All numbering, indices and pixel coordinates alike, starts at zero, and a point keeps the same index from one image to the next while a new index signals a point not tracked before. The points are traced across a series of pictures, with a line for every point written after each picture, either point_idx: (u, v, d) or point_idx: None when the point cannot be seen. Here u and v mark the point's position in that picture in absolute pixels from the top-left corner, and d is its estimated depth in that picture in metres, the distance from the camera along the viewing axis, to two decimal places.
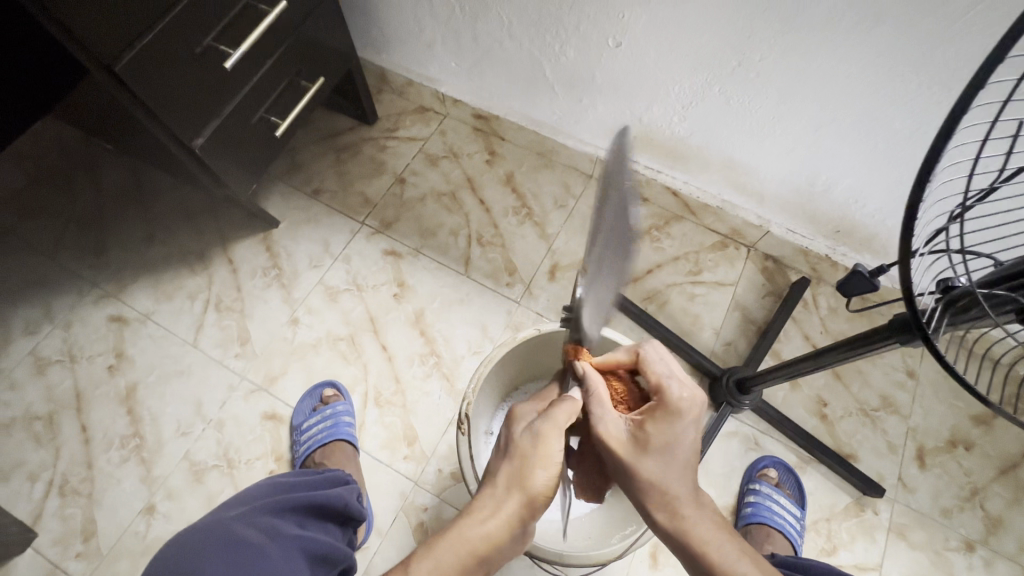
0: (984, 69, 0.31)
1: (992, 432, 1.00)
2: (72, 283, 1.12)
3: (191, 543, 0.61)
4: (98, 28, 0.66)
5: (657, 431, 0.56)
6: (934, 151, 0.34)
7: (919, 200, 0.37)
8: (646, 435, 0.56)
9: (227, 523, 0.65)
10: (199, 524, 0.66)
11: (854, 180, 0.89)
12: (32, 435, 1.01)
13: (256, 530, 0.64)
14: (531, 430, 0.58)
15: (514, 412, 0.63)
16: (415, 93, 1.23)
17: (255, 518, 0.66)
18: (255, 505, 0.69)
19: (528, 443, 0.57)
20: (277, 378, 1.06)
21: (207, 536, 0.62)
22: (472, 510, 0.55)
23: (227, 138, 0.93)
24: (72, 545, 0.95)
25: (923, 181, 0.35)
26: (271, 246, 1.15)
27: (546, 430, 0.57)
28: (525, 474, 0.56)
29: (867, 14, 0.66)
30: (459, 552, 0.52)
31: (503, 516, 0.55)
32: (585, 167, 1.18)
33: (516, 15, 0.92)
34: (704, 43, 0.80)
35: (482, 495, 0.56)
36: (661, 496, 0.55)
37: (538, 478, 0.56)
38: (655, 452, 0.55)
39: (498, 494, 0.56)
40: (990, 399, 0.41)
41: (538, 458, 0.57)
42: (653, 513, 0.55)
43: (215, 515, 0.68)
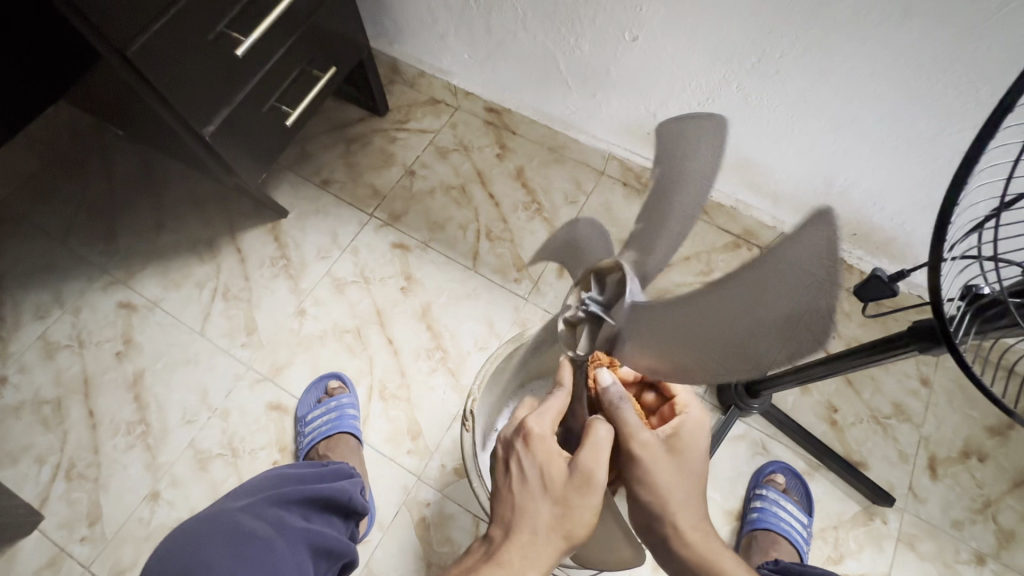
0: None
1: (1007, 444, 0.98)
2: (82, 268, 1.12)
3: (198, 535, 0.62)
4: (111, 12, 0.66)
5: (688, 442, 0.58)
6: (976, 148, 0.33)
7: (954, 202, 0.35)
8: (680, 446, 0.57)
9: (234, 513, 0.65)
10: (206, 514, 0.66)
11: (873, 182, 0.87)
12: (40, 418, 1.02)
13: (262, 522, 0.64)
14: (579, 474, 0.52)
15: (536, 433, 0.55)
16: (426, 84, 1.22)
17: (263, 510, 0.66)
18: (262, 496, 0.69)
19: (572, 486, 0.52)
20: (283, 368, 1.06)
21: (214, 527, 0.63)
22: (508, 559, 0.50)
23: (238, 126, 0.92)
24: (77, 529, 0.96)
25: (962, 181, 0.34)
26: (279, 236, 1.15)
27: (594, 475, 0.52)
28: (570, 526, 0.52)
29: (894, 10, 0.64)
30: None
31: (545, 566, 0.51)
32: (597, 163, 1.16)
33: (531, 7, 0.90)
34: (723, 39, 0.78)
35: (519, 544, 0.51)
36: (689, 512, 0.55)
37: (582, 530, 0.52)
38: (689, 465, 0.57)
39: (537, 544, 0.51)
40: (1019, 410, 0.40)
41: (584, 507, 0.52)
42: (684, 532, 0.55)
43: (222, 505, 0.68)
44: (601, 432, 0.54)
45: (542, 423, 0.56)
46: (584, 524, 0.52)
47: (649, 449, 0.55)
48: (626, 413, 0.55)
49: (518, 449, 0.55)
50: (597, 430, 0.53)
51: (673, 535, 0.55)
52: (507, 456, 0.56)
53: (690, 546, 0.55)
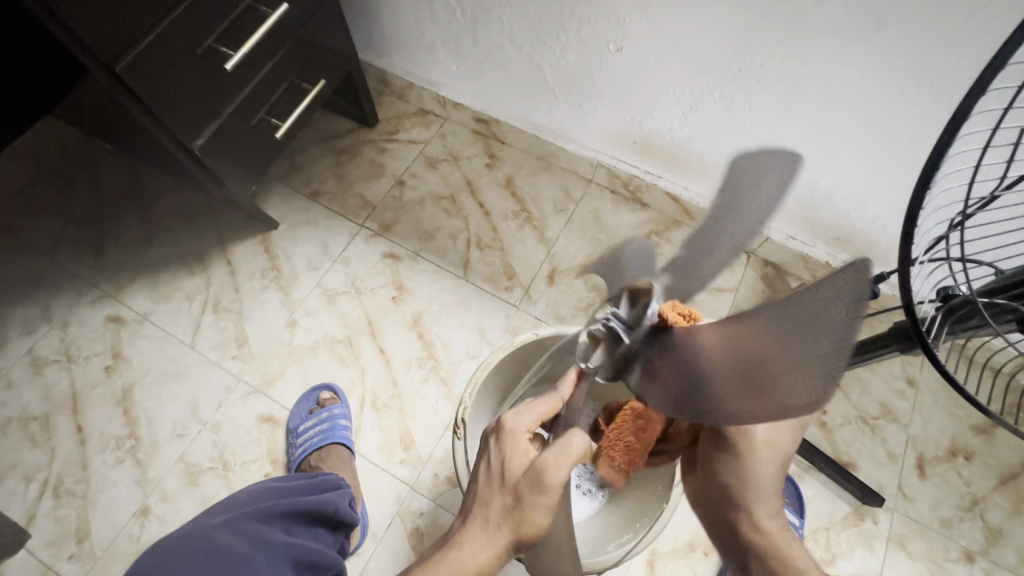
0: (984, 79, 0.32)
1: (992, 441, 0.99)
2: (70, 283, 1.11)
3: (174, 549, 0.61)
4: (100, 28, 0.66)
5: (776, 428, 0.55)
6: (934, 161, 0.35)
7: (918, 210, 0.37)
8: (765, 430, 0.54)
9: (211, 531, 0.64)
10: (185, 532, 0.65)
11: (854, 187, 0.89)
12: (27, 435, 1.01)
13: (240, 538, 0.63)
14: (532, 474, 0.53)
15: (508, 426, 0.59)
16: (415, 96, 1.23)
17: (241, 525, 0.65)
18: (242, 512, 0.68)
19: (527, 484, 0.53)
20: (273, 380, 1.05)
21: (191, 544, 0.62)
22: (461, 541, 0.55)
23: (227, 140, 0.93)
24: (65, 546, 0.95)
25: (922, 190, 0.36)
26: (270, 247, 1.15)
27: (548, 475, 0.52)
28: (521, 519, 0.52)
29: (869, 20, 0.66)
30: None
31: (492, 553, 0.53)
32: (585, 172, 1.18)
33: (516, 20, 0.92)
34: (705, 48, 0.80)
35: (473, 526, 0.55)
36: (767, 502, 0.55)
37: (536, 525, 0.51)
38: (776, 451, 0.54)
39: (489, 529, 0.54)
40: (990, 407, 0.42)
41: (537, 505, 0.52)
42: (760, 519, 0.54)
43: (201, 521, 0.68)
44: (576, 440, 0.55)
45: (512, 413, 0.60)
46: (534, 525, 0.51)
47: (743, 428, 0.52)
48: None
49: (491, 442, 0.60)
50: (572, 438, 0.55)
51: (745, 520, 0.54)
52: (484, 448, 0.61)
53: (764, 534, 0.53)
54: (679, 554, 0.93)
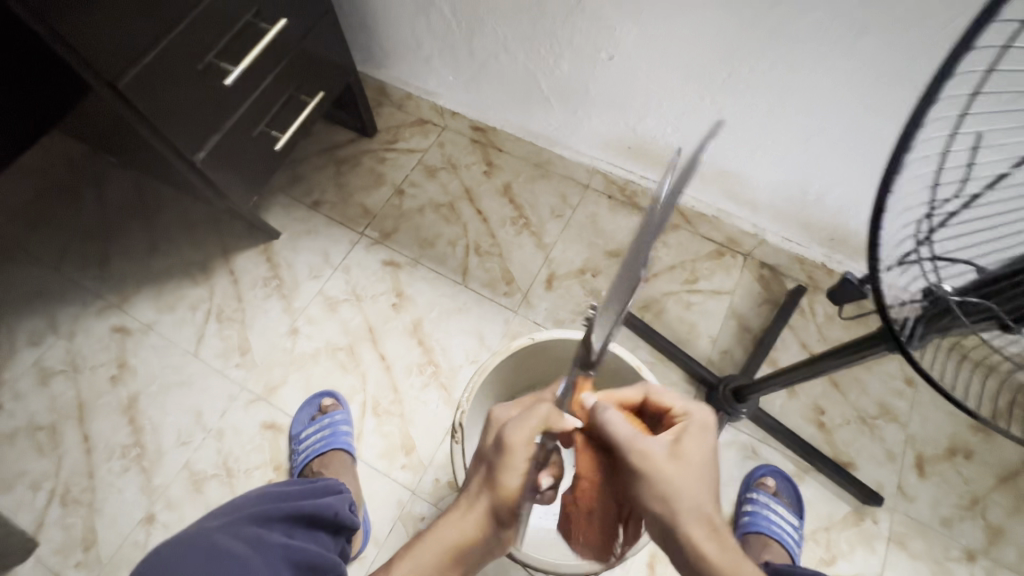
0: (932, 93, 0.34)
1: (991, 440, 0.99)
2: (76, 294, 1.13)
3: (175, 549, 0.61)
4: (102, 46, 0.68)
5: (692, 446, 0.54)
6: (892, 172, 0.38)
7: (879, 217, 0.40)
8: (684, 451, 0.54)
9: (211, 534, 0.65)
10: (185, 534, 0.66)
11: (845, 189, 0.90)
12: (35, 444, 1.03)
13: (240, 541, 0.64)
14: (498, 443, 0.57)
15: (496, 414, 0.62)
16: (413, 106, 1.25)
17: (240, 529, 0.66)
18: (241, 515, 0.70)
19: (494, 452, 0.57)
20: (276, 388, 1.07)
21: (191, 546, 0.63)
22: (449, 513, 0.60)
23: (227, 152, 0.95)
24: (72, 554, 0.96)
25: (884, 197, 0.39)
26: (272, 256, 1.17)
27: (509, 439, 0.55)
28: (493, 483, 0.57)
29: (852, 26, 0.67)
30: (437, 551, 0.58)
31: (473, 519, 0.58)
32: (581, 177, 1.19)
33: (510, 31, 0.94)
34: (693, 55, 0.81)
35: (459, 499, 0.60)
36: (705, 522, 0.52)
37: (507, 485, 0.56)
38: (694, 470, 0.53)
39: (470, 500, 0.59)
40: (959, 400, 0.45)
41: (503, 469, 0.56)
42: (700, 544, 0.52)
43: (200, 525, 0.69)
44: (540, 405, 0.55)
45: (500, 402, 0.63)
46: (507, 486, 0.56)
47: (648, 460, 0.52)
48: (615, 427, 0.53)
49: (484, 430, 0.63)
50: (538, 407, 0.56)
51: (690, 551, 0.52)
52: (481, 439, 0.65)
53: (710, 561, 0.51)
54: None
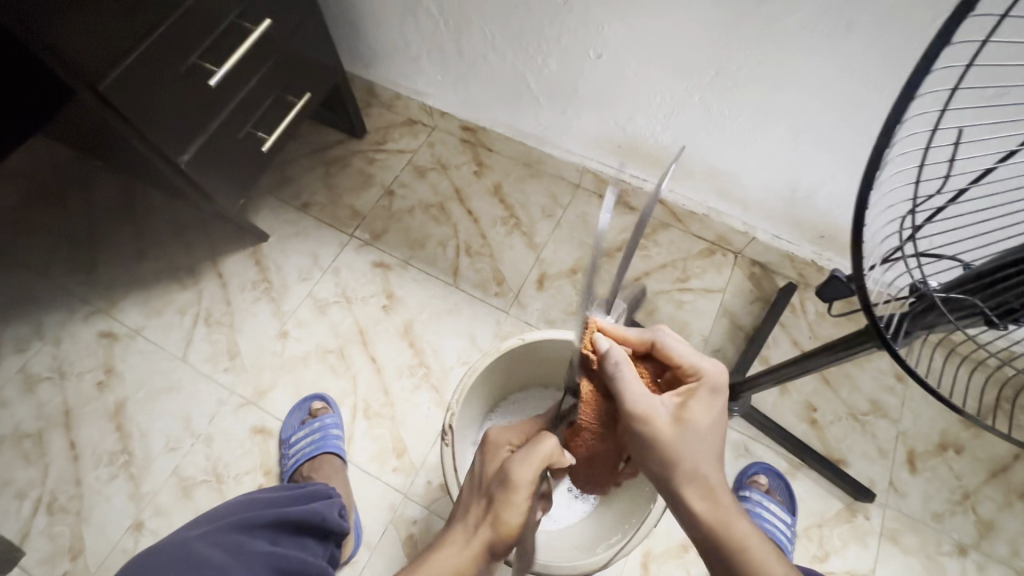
0: (909, 87, 0.33)
1: (982, 435, 1.00)
2: (62, 299, 1.12)
3: (150, 560, 0.62)
4: (83, 49, 0.67)
5: (701, 412, 0.55)
6: (873, 169, 0.37)
7: (861, 215, 0.40)
8: (689, 416, 0.54)
9: (190, 542, 0.65)
10: (163, 543, 0.66)
11: (835, 186, 0.89)
12: (21, 452, 1.01)
13: (218, 550, 0.63)
14: (503, 476, 0.58)
15: (493, 440, 0.65)
16: (402, 106, 1.25)
17: (220, 536, 0.66)
18: (223, 523, 0.69)
19: (497, 485, 0.58)
20: (266, 392, 1.06)
21: (170, 557, 0.63)
22: (440, 546, 0.58)
23: (213, 154, 0.93)
24: (59, 563, 0.95)
25: (866, 195, 0.38)
26: (260, 259, 1.15)
27: (516, 472, 0.57)
28: (495, 514, 0.57)
29: (839, 23, 0.67)
30: None
31: (469, 552, 0.56)
32: (572, 177, 1.19)
33: (498, 29, 0.93)
34: (682, 53, 0.81)
35: (454, 530, 0.59)
36: (701, 483, 0.54)
37: (510, 517, 0.56)
38: (696, 437, 0.54)
39: (466, 531, 0.58)
40: (943, 397, 0.45)
41: (507, 501, 0.57)
42: (692, 503, 0.54)
43: (180, 533, 0.69)
44: (546, 441, 0.58)
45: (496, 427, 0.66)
46: (507, 521, 0.56)
47: (651, 426, 0.53)
48: (626, 391, 0.52)
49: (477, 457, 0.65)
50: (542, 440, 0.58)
51: (681, 505, 0.54)
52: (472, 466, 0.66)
53: (699, 517, 0.53)
54: (673, 555, 0.93)
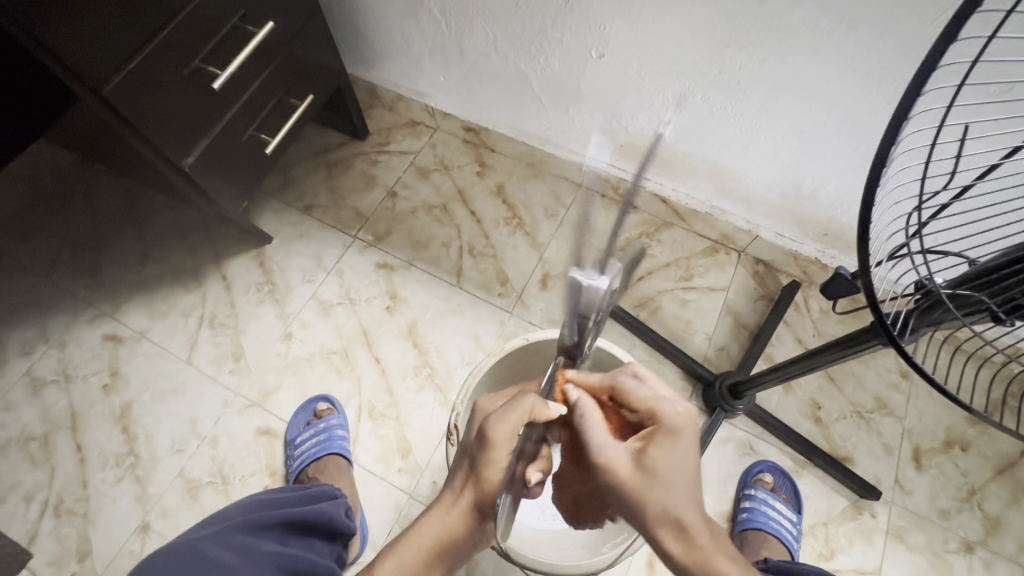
0: (915, 84, 0.33)
1: (988, 432, 1.00)
2: (67, 303, 1.12)
3: (158, 561, 0.62)
4: (87, 53, 0.68)
5: (661, 455, 0.53)
6: (880, 164, 0.37)
7: (868, 210, 0.40)
8: (651, 460, 0.53)
9: (197, 543, 0.65)
10: (171, 544, 0.66)
11: (838, 184, 0.89)
12: (27, 455, 1.02)
13: (228, 550, 0.64)
14: (481, 436, 0.57)
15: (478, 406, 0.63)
16: (405, 107, 1.25)
17: (227, 537, 0.66)
18: (231, 524, 0.69)
19: (477, 445, 0.57)
20: (271, 393, 1.06)
21: (178, 559, 0.63)
22: (430, 510, 0.60)
23: (217, 157, 0.94)
24: (66, 566, 0.95)
25: (871, 191, 0.38)
26: (264, 261, 1.16)
27: (492, 432, 0.55)
28: (476, 475, 0.57)
29: (841, 21, 0.67)
30: (418, 548, 0.59)
31: (456, 514, 0.58)
32: (575, 176, 1.19)
33: (500, 29, 0.94)
34: (684, 52, 0.81)
35: (443, 494, 0.60)
36: (675, 525, 0.51)
37: (491, 476, 0.56)
38: (661, 483, 0.52)
39: (454, 494, 0.59)
40: (950, 393, 0.45)
41: (485, 461, 0.56)
42: (668, 546, 0.52)
43: (189, 533, 0.69)
44: (523, 398, 0.56)
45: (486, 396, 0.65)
46: (486, 479, 0.56)
47: (613, 470, 0.53)
48: (588, 433, 0.55)
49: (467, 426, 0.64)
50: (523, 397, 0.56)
51: (659, 549, 0.52)
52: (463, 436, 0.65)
53: (676, 561, 0.51)
54: None
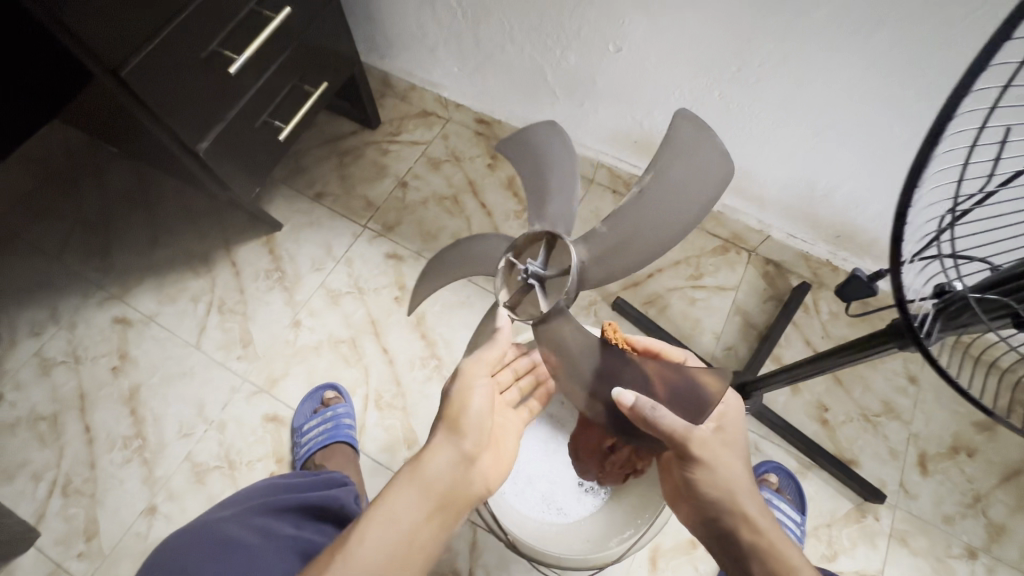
0: (965, 78, 0.32)
1: (995, 438, 0.99)
2: (78, 284, 1.13)
3: (188, 544, 0.64)
4: (106, 35, 0.68)
5: (714, 445, 0.62)
6: (921, 159, 0.36)
7: (905, 209, 0.39)
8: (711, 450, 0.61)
9: (222, 525, 0.67)
10: (196, 525, 0.68)
11: (854, 185, 0.89)
12: (36, 434, 1.03)
13: (251, 532, 0.65)
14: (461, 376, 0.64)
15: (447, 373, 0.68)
16: (417, 97, 1.24)
17: (251, 519, 0.67)
18: (251, 505, 0.71)
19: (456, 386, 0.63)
20: (278, 380, 1.06)
21: (206, 540, 0.64)
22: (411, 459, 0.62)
23: (232, 142, 0.94)
24: (73, 545, 0.96)
25: (910, 189, 0.37)
26: (274, 248, 1.16)
27: (474, 368, 0.63)
28: (452, 411, 0.62)
29: (866, 18, 0.67)
30: (399, 486, 0.59)
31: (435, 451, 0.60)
32: (587, 171, 1.17)
33: (516, 20, 0.93)
34: (703, 48, 0.80)
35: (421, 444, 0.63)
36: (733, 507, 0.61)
37: (466, 411, 0.62)
38: (723, 464, 0.62)
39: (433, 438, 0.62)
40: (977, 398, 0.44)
41: (464, 397, 0.62)
42: (756, 519, 0.60)
43: (210, 515, 0.71)
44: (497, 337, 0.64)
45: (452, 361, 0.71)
46: (462, 413, 0.62)
47: (705, 442, 0.61)
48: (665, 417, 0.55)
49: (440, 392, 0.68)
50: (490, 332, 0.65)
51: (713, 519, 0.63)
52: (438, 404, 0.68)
53: (760, 534, 0.60)
54: (682, 550, 0.94)
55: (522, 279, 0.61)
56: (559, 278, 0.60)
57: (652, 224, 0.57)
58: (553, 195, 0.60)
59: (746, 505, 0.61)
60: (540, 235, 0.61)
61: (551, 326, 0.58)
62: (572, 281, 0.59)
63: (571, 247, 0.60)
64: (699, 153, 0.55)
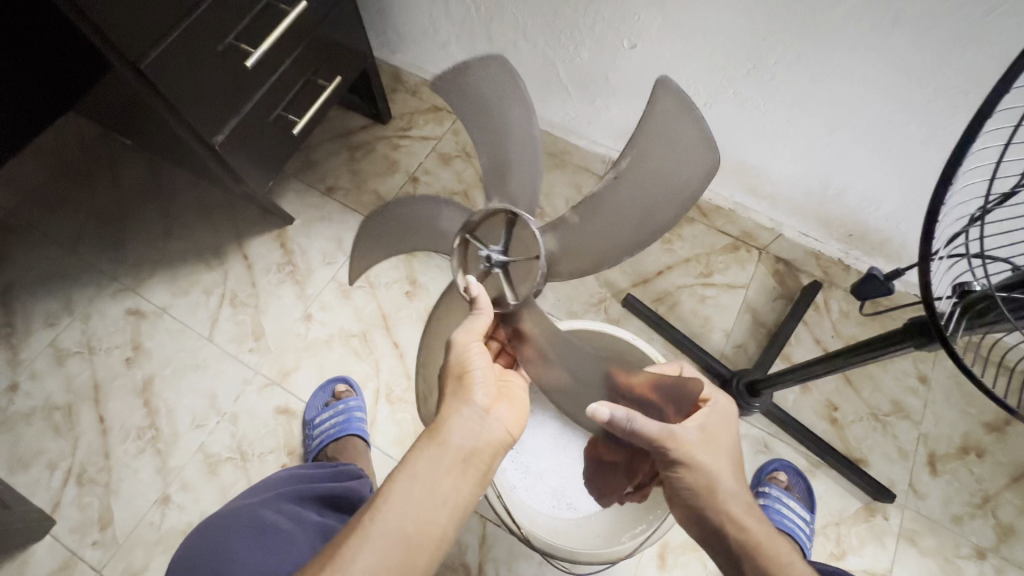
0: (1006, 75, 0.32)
1: (1004, 439, 0.99)
2: (92, 276, 1.14)
3: (221, 529, 0.65)
4: (125, 27, 0.68)
5: (697, 445, 0.59)
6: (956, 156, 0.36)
7: (939, 206, 0.39)
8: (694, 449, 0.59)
9: (254, 509, 0.67)
10: (227, 511, 0.69)
11: (868, 185, 0.89)
12: (51, 424, 1.04)
13: (281, 516, 0.66)
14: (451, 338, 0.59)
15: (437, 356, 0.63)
16: (428, 92, 1.24)
17: (282, 505, 0.68)
18: (280, 492, 0.71)
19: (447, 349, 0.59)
20: (290, 372, 1.07)
21: (238, 525, 0.65)
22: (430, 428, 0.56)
23: (246, 135, 0.94)
24: (88, 533, 0.97)
25: (944, 186, 0.37)
26: (285, 242, 1.16)
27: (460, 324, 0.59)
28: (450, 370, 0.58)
29: (884, 17, 0.66)
30: (424, 450, 0.54)
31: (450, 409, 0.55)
32: (598, 168, 1.17)
33: (530, 16, 0.93)
34: (719, 45, 0.80)
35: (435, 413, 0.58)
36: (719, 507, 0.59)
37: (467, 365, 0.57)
38: (709, 460, 0.59)
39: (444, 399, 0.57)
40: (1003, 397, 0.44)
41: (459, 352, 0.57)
42: (740, 517, 0.59)
43: (239, 501, 0.71)
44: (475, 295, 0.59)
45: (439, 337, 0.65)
46: (462, 365, 0.57)
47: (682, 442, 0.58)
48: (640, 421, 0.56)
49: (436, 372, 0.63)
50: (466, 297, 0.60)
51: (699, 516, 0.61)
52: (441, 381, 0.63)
53: (747, 532, 0.58)
54: (690, 547, 0.94)
55: (483, 267, 0.61)
56: (523, 262, 0.60)
57: (614, 214, 0.57)
58: (511, 147, 0.57)
59: (729, 504, 0.59)
60: (498, 213, 0.60)
61: (523, 310, 0.60)
62: (542, 266, 0.60)
63: (535, 232, 0.60)
64: (680, 128, 0.50)
